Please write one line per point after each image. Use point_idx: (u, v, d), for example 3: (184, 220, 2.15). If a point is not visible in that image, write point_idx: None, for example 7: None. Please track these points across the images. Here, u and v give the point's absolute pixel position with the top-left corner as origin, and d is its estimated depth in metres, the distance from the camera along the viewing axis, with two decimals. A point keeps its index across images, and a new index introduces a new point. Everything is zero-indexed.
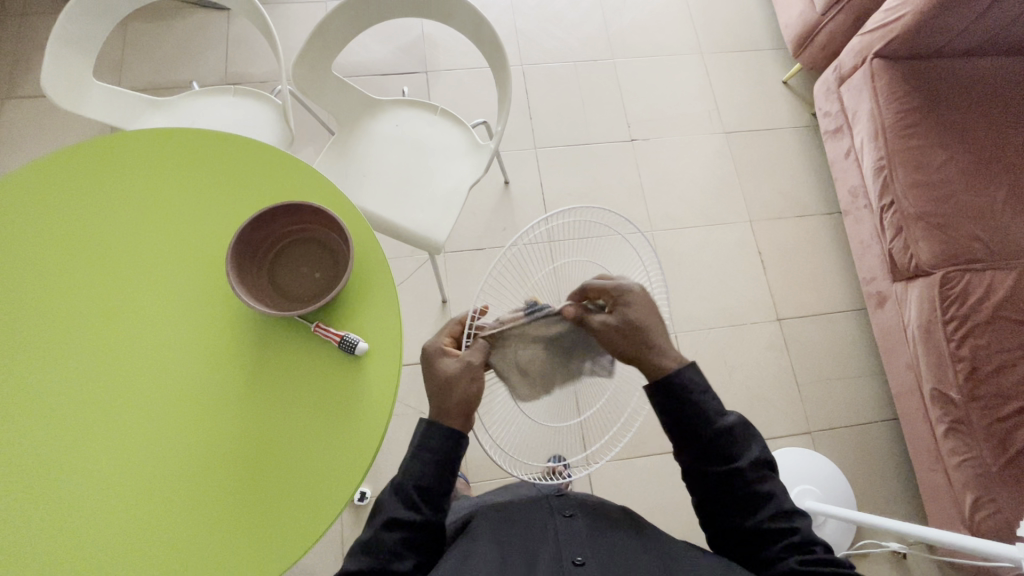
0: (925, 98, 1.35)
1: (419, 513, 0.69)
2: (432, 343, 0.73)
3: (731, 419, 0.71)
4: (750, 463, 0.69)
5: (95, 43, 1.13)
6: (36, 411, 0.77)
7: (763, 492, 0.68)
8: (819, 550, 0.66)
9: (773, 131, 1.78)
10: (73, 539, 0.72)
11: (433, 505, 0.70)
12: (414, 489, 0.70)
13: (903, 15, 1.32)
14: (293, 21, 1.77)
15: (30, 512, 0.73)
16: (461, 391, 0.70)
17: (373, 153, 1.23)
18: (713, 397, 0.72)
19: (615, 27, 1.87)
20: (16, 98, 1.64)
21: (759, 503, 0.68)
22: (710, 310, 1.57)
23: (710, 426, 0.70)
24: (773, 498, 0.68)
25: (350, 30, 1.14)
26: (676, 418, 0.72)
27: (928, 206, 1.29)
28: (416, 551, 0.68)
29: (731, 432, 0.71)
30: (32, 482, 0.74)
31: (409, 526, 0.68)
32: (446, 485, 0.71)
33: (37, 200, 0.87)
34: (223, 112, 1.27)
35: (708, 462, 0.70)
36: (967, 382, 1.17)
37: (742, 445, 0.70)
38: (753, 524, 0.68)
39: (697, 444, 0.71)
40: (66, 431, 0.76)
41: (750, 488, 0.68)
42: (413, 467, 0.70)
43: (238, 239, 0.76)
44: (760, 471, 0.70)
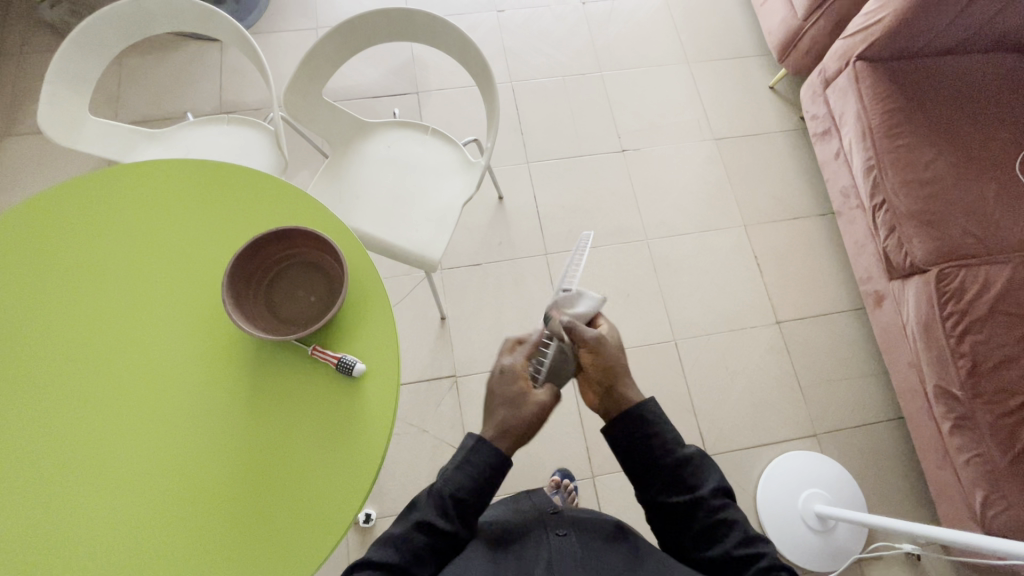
0: (909, 98, 1.37)
1: (449, 523, 0.70)
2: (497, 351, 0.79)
3: (690, 450, 0.75)
4: (711, 490, 0.72)
5: (91, 80, 1.16)
6: (37, 445, 0.77)
7: (725, 519, 0.70)
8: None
9: (762, 136, 1.79)
10: (76, 562, 0.72)
11: (464, 520, 0.71)
12: (451, 497, 0.71)
13: (883, 18, 1.34)
14: (284, 50, 1.81)
15: (34, 537, 0.73)
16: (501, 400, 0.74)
17: (366, 175, 1.25)
18: (671, 429, 0.75)
19: (601, 41, 1.90)
20: (15, 135, 1.67)
21: (723, 530, 0.69)
22: (709, 316, 1.57)
23: (668, 456, 0.73)
24: (735, 526, 0.69)
25: (339, 56, 1.16)
26: (636, 452, 0.74)
27: (919, 204, 1.29)
28: (434, 557, 0.70)
29: (689, 461, 0.74)
30: (34, 515, 0.74)
31: (437, 533, 0.69)
32: (483, 503, 0.72)
33: (36, 234, 0.88)
34: (217, 141, 1.29)
35: (670, 492, 0.72)
36: (969, 378, 1.17)
37: (700, 473, 0.73)
38: (719, 552, 0.68)
39: (659, 475, 0.73)
40: (66, 462, 0.76)
41: (712, 516, 0.70)
42: (457, 477, 0.71)
43: (233, 267, 0.76)
44: (721, 499, 0.72)
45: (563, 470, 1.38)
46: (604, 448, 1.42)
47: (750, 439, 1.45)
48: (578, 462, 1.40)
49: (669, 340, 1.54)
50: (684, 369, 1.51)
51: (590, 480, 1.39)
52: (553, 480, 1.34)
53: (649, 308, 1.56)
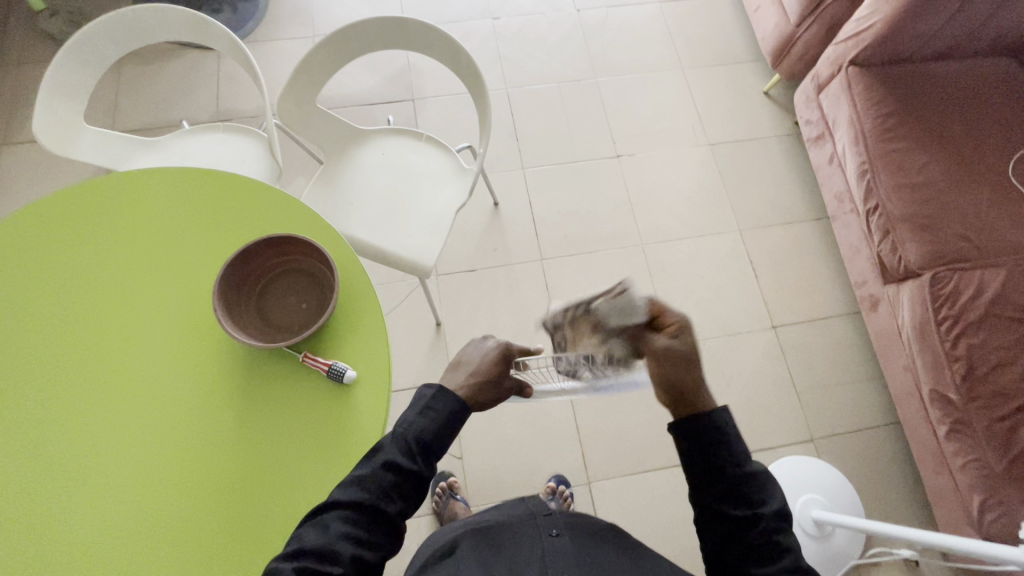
0: (902, 103, 1.37)
1: (414, 463, 0.63)
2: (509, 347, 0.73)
3: (757, 465, 0.63)
4: (774, 511, 0.61)
5: (86, 89, 1.16)
6: (28, 450, 0.77)
7: (783, 544, 0.60)
8: None
9: (757, 140, 1.80)
10: (65, 565, 0.72)
11: (429, 461, 0.65)
12: (417, 440, 0.64)
13: (874, 24, 1.35)
14: (280, 58, 1.82)
15: (25, 540, 0.73)
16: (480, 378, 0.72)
17: (360, 181, 1.25)
18: (738, 437, 0.64)
19: (595, 48, 1.91)
20: (13, 144, 1.68)
21: (776, 553, 0.60)
22: (705, 321, 1.57)
23: (734, 467, 0.63)
24: (790, 551, 0.60)
25: (332, 64, 1.17)
26: (696, 457, 0.64)
27: (912, 208, 1.30)
28: (404, 497, 0.62)
29: (756, 477, 0.63)
30: (25, 521, 0.74)
31: (402, 473, 0.62)
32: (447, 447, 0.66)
33: (29, 240, 0.88)
34: (212, 149, 1.30)
35: (729, 504, 0.62)
36: (964, 382, 1.16)
37: (766, 491, 0.62)
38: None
39: (716, 485, 0.63)
40: (58, 467, 0.76)
41: (768, 540, 0.60)
42: (417, 420, 0.65)
43: (224, 274, 0.77)
44: (781, 523, 0.61)
45: (559, 476, 1.37)
46: (599, 454, 1.42)
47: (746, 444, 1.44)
48: (574, 467, 1.40)
49: None
50: None
51: (586, 486, 1.39)
52: (549, 486, 1.33)
53: None
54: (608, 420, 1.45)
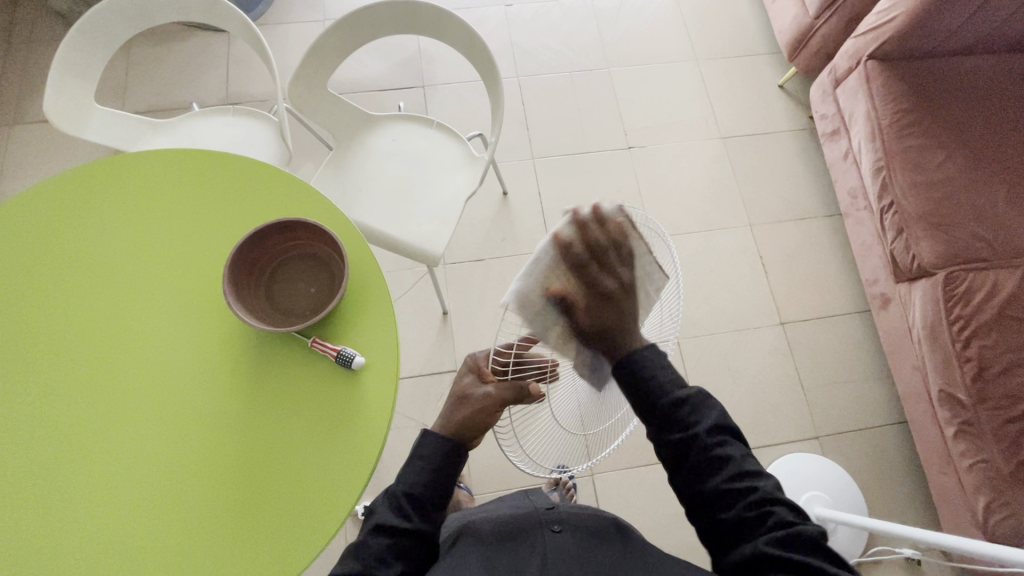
0: (920, 99, 1.35)
1: (409, 521, 0.68)
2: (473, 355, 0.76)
3: (688, 390, 0.65)
4: (707, 429, 0.63)
5: (98, 70, 1.16)
6: (38, 436, 0.77)
7: (719, 457, 0.62)
8: (783, 509, 0.60)
9: (771, 135, 1.78)
10: (75, 545, 0.73)
11: (424, 513, 0.70)
12: (404, 496, 0.70)
13: (895, 17, 1.32)
14: (290, 42, 1.81)
15: (34, 520, 0.74)
16: (467, 412, 0.72)
17: (369, 167, 1.24)
18: (669, 367, 0.66)
19: (609, 37, 1.88)
20: (22, 123, 1.68)
21: (717, 466, 0.62)
22: (713, 316, 1.56)
23: (664, 398, 0.64)
24: (732, 462, 0.62)
25: (344, 49, 1.16)
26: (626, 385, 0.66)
27: (928, 207, 1.28)
28: (404, 559, 0.67)
29: (684, 400, 0.65)
30: (34, 508, 0.74)
31: (397, 534, 0.67)
32: (439, 495, 0.71)
33: (36, 226, 0.88)
34: (221, 132, 1.29)
35: (667, 430, 0.64)
36: (974, 383, 1.15)
37: (699, 411, 0.64)
38: (713, 488, 0.61)
39: (648, 416, 0.66)
40: (67, 454, 0.76)
41: (705, 456, 0.62)
42: (404, 477, 0.71)
43: (233, 258, 0.76)
44: (718, 438, 0.63)
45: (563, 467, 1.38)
46: None
47: (751, 440, 1.44)
48: None
49: None
50: (685, 368, 1.50)
51: (589, 478, 1.39)
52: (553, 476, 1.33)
53: None
54: None
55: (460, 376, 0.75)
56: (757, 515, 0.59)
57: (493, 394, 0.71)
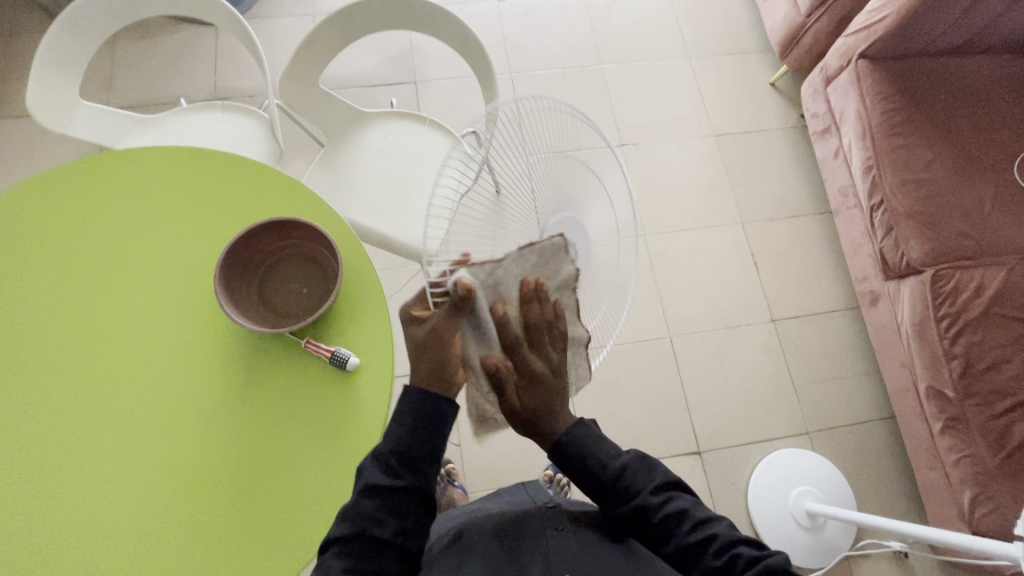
0: (910, 98, 1.36)
1: (398, 479, 0.65)
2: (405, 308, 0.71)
3: (625, 456, 0.71)
4: (651, 489, 0.68)
5: (82, 65, 1.13)
6: (26, 440, 0.76)
7: (672, 511, 0.66)
8: (744, 546, 0.63)
9: (762, 133, 1.79)
10: (69, 547, 0.72)
11: (413, 469, 0.66)
12: (392, 455, 0.66)
13: (886, 16, 1.33)
14: (280, 36, 1.78)
15: (27, 521, 0.73)
16: (429, 360, 0.67)
17: (362, 164, 1.23)
18: (602, 442, 0.72)
19: (602, 34, 1.87)
20: (4, 118, 1.64)
21: (672, 524, 0.66)
22: (705, 314, 1.57)
23: (604, 472, 0.70)
24: (684, 515, 0.66)
25: (336, 44, 1.14)
26: (575, 477, 0.71)
27: (918, 205, 1.29)
28: (398, 517, 0.64)
29: (624, 468, 0.70)
30: (20, 513, 0.73)
31: (387, 492, 0.64)
32: (425, 445, 0.67)
33: (21, 225, 0.86)
34: (211, 128, 1.27)
35: (614, 504, 0.69)
36: (961, 379, 1.17)
37: (639, 477, 0.70)
38: (675, 546, 0.65)
39: (598, 496, 0.70)
40: (55, 458, 0.75)
41: (659, 514, 0.66)
42: (387, 433, 0.67)
43: (225, 258, 0.75)
44: (664, 494, 0.68)
45: (557, 465, 1.38)
46: None
47: (743, 436, 1.46)
48: None
49: (664, 336, 1.54)
50: (678, 366, 1.51)
51: None
52: (547, 474, 1.33)
53: (646, 305, 1.56)
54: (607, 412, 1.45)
55: (410, 326, 0.69)
56: (726, 561, 0.62)
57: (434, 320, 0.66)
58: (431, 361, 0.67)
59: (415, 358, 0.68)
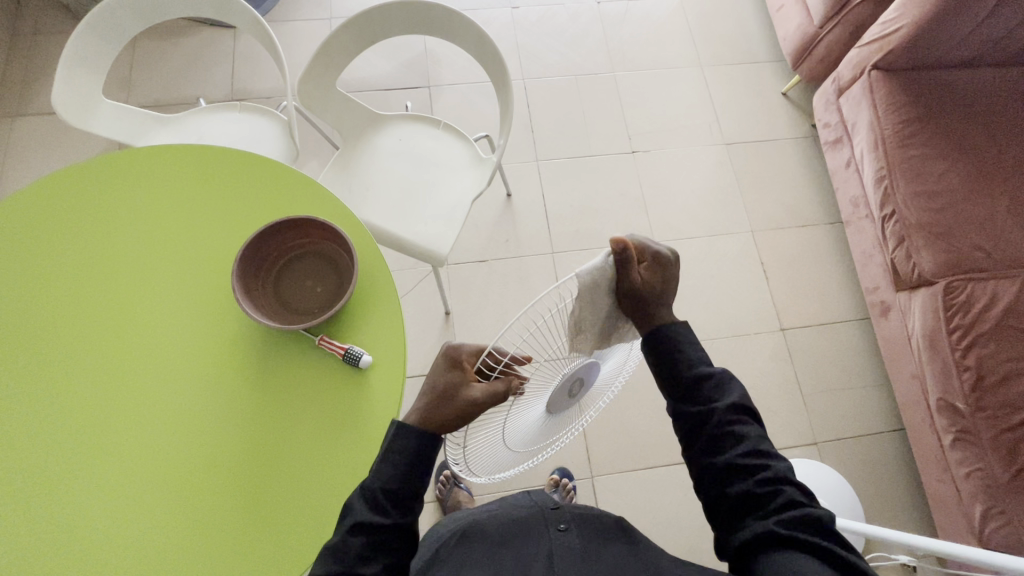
0: (923, 109, 1.36)
1: (387, 517, 0.63)
2: (456, 349, 0.69)
3: (716, 368, 0.67)
4: (727, 405, 0.64)
5: (105, 65, 1.16)
6: (39, 440, 0.77)
7: (736, 434, 0.63)
8: (790, 489, 0.59)
9: (774, 142, 1.79)
10: (79, 538, 0.73)
11: (401, 508, 0.64)
12: (381, 491, 0.64)
13: (900, 28, 1.33)
14: (297, 39, 1.81)
15: (38, 511, 0.74)
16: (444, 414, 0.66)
17: (376, 166, 1.25)
18: (694, 346, 0.69)
19: (615, 41, 1.89)
20: (26, 115, 1.67)
21: (730, 441, 0.63)
22: (713, 321, 1.57)
23: (688, 371, 0.67)
24: (746, 439, 0.63)
25: (353, 47, 1.16)
26: (654, 364, 0.69)
27: (930, 216, 1.29)
28: (383, 555, 0.62)
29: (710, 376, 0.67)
30: (31, 514, 0.74)
31: (375, 530, 0.62)
32: (416, 488, 0.66)
33: (41, 221, 0.87)
34: (228, 128, 1.29)
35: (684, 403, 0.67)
36: (973, 392, 1.16)
37: (722, 389, 0.66)
38: (724, 460, 0.62)
39: (674, 390, 0.68)
40: (66, 458, 0.76)
41: (723, 429, 0.63)
42: (381, 469, 0.66)
43: (243, 254, 0.76)
44: (735, 415, 0.64)
45: (563, 468, 1.38)
46: (604, 448, 1.43)
47: None
48: (578, 461, 1.41)
49: None
50: None
51: (589, 480, 1.40)
52: (553, 479, 1.34)
53: None
54: (614, 417, 1.46)
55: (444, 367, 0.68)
56: (767, 491, 0.59)
57: (477, 395, 0.64)
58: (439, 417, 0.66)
59: (435, 402, 0.66)
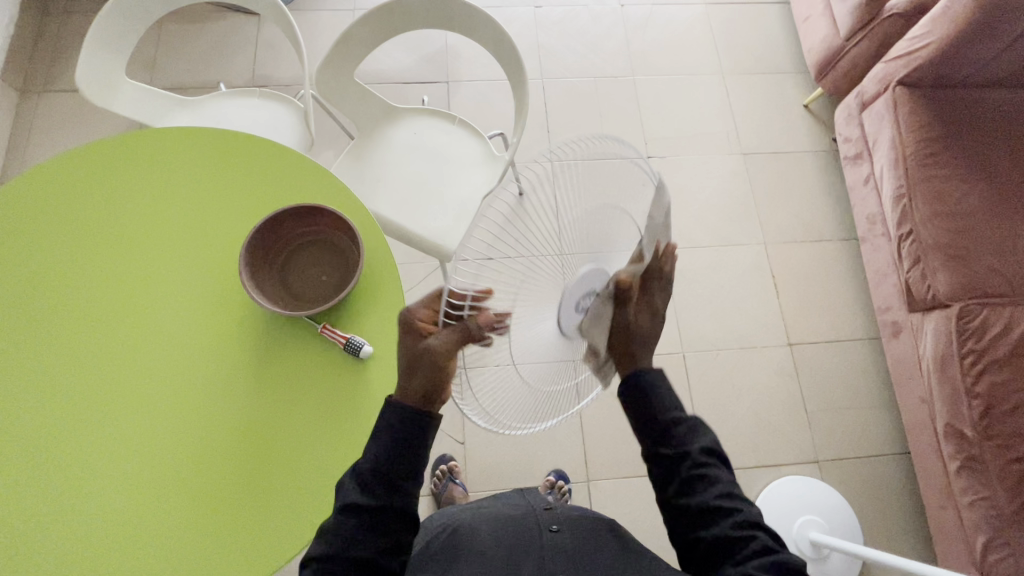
0: (947, 128, 1.33)
1: (376, 498, 0.62)
2: (408, 312, 0.60)
3: (684, 411, 0.68)
4: (700, 448, 0.65)
5: (129, 45, 1.17)
6: (42, 417, 0.78)
7: (710, 476, 0.63)
8: (765, 535, 0.60)
9: (792, 154, 1.76)
10: (76, 513, 0.74)
11: (391, 487, 0.63)
12: (370, 472, 0.63)
13: (928, 44, 1.30)
14: (320, 29, 1.82)
15: (38, 484, 0.75)
16: (422, 380, 0.61)
17: (390, 159, 1.25)
18: (666, 387, 0.68)
19: (636, 45, 1.88)
20: (53, 91, 1.71)
21: (705, 484, 0.63)
22: (720, 332, 1.55)
23: (661, 414, 0.67)
24: (720, 483, 0.63)
25: (373, 39, 1.16)
26: (629, 405, 0.68)
27: (948, 238, 1.26)
28: (376, 536, 0.62)
29: (682, 420, 0.67)
30: (34, 484, 0.75)
31: (367, 511, 0.62)
32: (404, 463, 0.63)
33: (57, 197, 0.89)
34: (247, 113, 1.31)
35: (657, 445, 0.66)
36: (982, 420, 1.14)
37: (694, 431, 0.66)
38: (697, 503, 0.62)
39: (646, 429, 0.67)
40: (66, 436, 0.77)
41: (697, 472, 0.63)
42: (369, 450, 0.64)
43: (251, 240, 0.77)
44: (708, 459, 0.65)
45: (558, 471, 1.38)
46: (601, 453, 1.42)
47: (749, 459, 1.44)
48: (575, 464, 1.41)
49: (677, 351, 1.53)
50: (689, 383, 1.50)
51: (585, 484, 1.39)
52: (548, 481, 1.33)
53: None
54: (613, 421, 1.45)
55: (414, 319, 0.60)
56: (744, 536, 0.59)
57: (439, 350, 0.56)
58: (421, 383, 0.62)
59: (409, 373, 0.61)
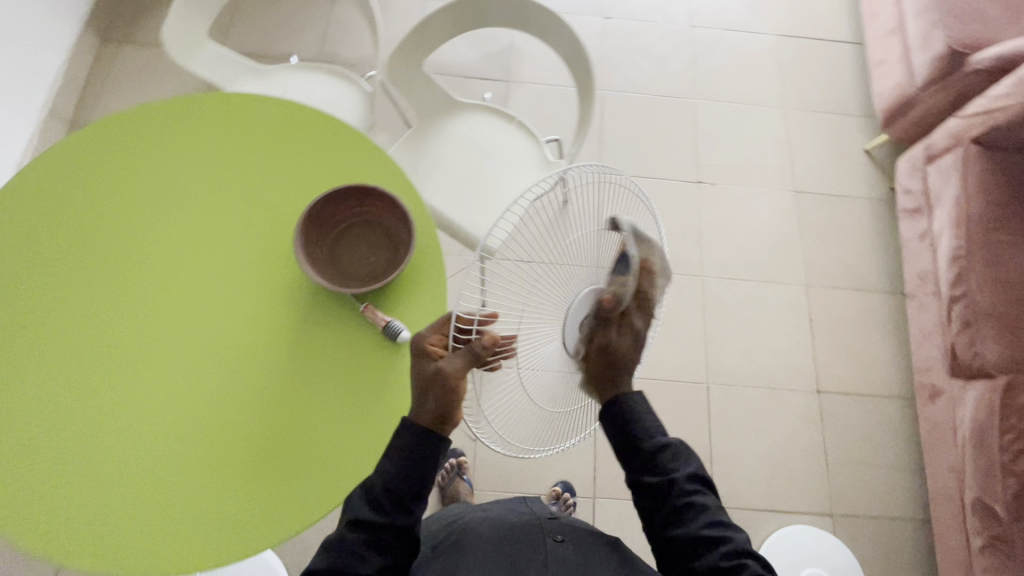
0: (1016, 193, 1.27)
1: (385, 515, 0.66)
2: (418, 340, 0.68)
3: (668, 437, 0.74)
4: (685, 474, 0.71)
5: (214, 9, 1.21)
6: (88, 360, 0.81)
7: (696, 504, 0.69)
8: (749, 560, 0.66)
9: (847, 198, 1.72)
10: (110, 456, 0.77)
11: (400, 506, 0.67)
12: (382, 492, 0.67)
13: (1008, 106, 1.24)
14: (390, 14, 1.85)
15: (77, 424, 0.78)
16: (433, 402, 0.67)
17: (446, 151, 1.26)
18: (649, 415, 0.75)
19: (701, 68, 1.86)
20: (132, 44, 1.77)
21: (692, 513, 0.69)
22: (748, 368, 1.53)
23: (647, 441, 0.73)
24: (705, 510, 0.69)
25: (446, 32, 1.18)
26: (615, 430, 0.74)
27: (1004, 307, 1.21)
28: (382, 553, 0.65)
29: (667, 446, 0.73)
30: (74, 423, 0.79)
31: (372, 528, 0.66)
32: (416, 484, 0.67)
33: (126, 150, 0.92)
34: (313, 88, 1.33)
35: (645, 474, 0.72)
36: (1016, 500, 1.09)
37: (679, 458, 0.72)
38: (686, 533, 0.68)
39: (633, 458, 0.73)
40: (108, 381, 0.80)
41: (683, 500, 0.69)
42: (379, 471, 0.68)
43: (308, 213, 0.79)
44: (693, 485, 0.71)
45: (566, 483, 1.37)
46: (612, 471, 1.41)
47: (760, 501, 1.41)
48: (584, 479, 1.40)
49: (701, 381, 1.50)
50: (709, 415, 1.47)
51: (591, 500, 1.38)
52: (554, 491, 1.33)
53: (688, 347, 1.53)
54: None
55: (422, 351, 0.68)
56: (732, 564, 0.65)
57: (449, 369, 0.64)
58: (434, 403, 0.67)
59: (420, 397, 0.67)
